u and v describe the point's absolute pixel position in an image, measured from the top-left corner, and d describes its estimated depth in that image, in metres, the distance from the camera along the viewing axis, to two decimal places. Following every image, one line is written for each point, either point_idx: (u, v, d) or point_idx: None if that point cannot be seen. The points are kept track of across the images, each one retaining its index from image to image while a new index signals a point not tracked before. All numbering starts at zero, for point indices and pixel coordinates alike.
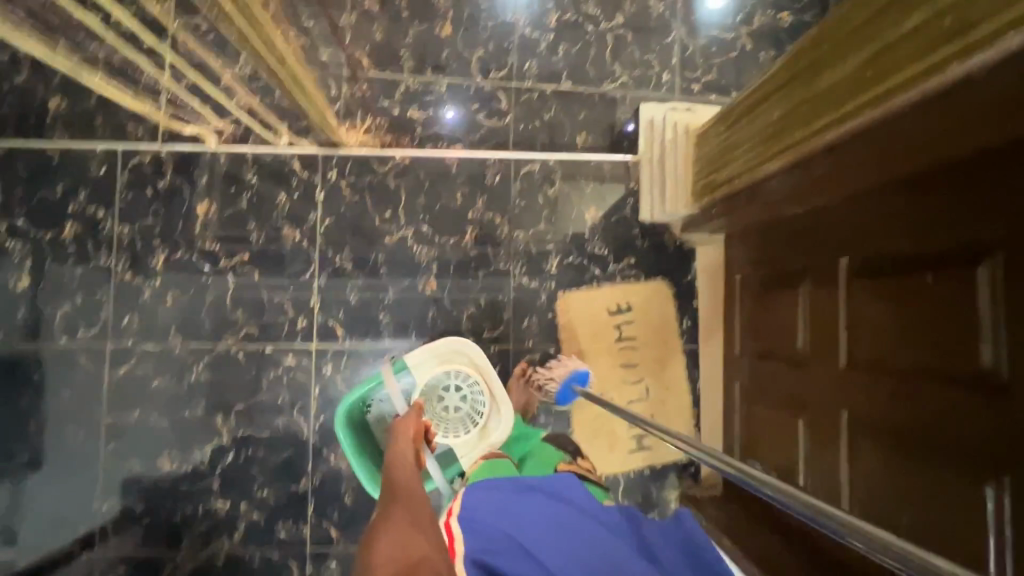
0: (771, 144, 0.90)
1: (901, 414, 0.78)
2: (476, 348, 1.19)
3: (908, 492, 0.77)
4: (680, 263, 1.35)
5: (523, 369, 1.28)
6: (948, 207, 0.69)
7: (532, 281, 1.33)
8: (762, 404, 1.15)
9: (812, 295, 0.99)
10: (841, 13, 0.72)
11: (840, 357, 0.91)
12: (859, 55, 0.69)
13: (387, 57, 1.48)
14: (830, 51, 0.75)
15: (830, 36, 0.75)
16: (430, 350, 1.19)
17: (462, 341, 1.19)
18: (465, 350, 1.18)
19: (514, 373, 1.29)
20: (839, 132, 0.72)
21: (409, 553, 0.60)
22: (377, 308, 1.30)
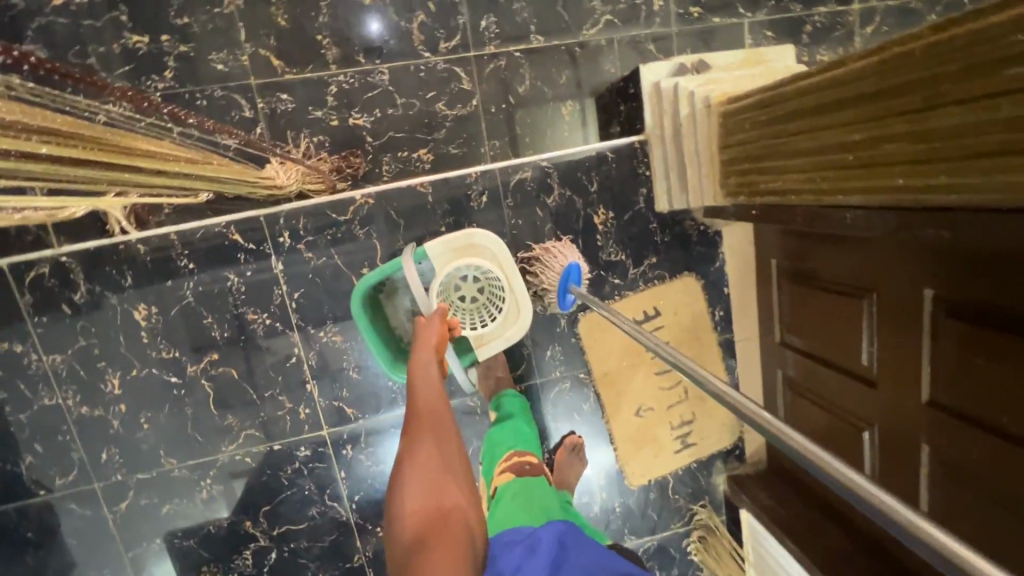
0: (849, 165, 0.70)
1: (1004, 476, 0.72)
2: (495, 240, 0.93)
3: (1007, 547, 0.74)
4: (706, 251, 1.20)
5: (575, 441, 1.21)
6: None
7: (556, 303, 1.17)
8: (811, 403, 1.10)
9: (878, 313, 0.88)
10: (971, 31, 0.51)
11: (918, 389, 0.83)
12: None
13: (302, 49, 1.12)
14: (972, 85, 0.53)
15: (966, 50, 0.52)
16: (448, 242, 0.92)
17: (480, 233, 0.93)
18: (485, 244, 0.93)
19: (563, 442, 1.22)
20: (976, 198, 0.55)
21: (438, 503, 0.60)
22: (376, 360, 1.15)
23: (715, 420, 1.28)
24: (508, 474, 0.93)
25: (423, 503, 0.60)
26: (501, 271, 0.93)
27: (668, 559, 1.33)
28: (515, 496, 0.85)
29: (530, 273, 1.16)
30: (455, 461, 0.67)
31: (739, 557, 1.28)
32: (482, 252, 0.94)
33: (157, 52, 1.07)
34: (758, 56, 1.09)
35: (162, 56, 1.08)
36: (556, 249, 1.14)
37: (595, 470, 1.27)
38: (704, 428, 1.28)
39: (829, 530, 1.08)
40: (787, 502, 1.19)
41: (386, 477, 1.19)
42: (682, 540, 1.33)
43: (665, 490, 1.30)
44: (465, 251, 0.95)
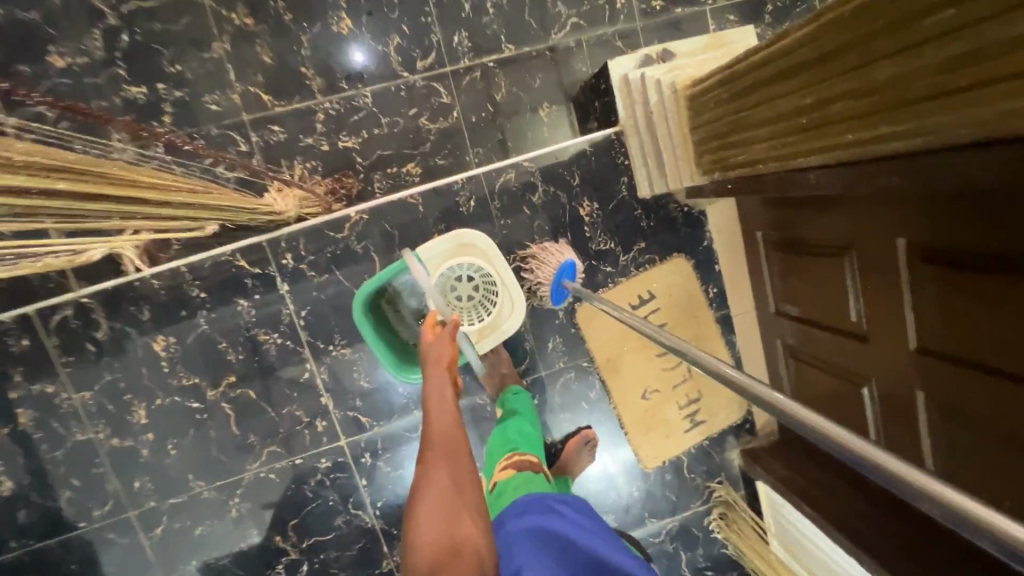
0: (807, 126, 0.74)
1: (997, 410, 0.74)
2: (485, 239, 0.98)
3: (1011, 481, 0.75)
4: (692, 231, 1.23)
5: (590, 435, 1.24)
6: None
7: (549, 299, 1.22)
8: (813, 367, 1.12)
9: (860, 270, 0.91)
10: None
11: (906, 338, 0.86)
12: (954, 40, 0.51)
13: (288, 82, 1.19)
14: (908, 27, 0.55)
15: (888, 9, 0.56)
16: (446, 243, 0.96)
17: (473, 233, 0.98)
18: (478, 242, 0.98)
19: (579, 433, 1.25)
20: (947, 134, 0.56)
21: (453, 537, 0.57)
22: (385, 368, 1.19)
23: (721, 396, 1.30)
24: (508, 471, 0.92)
25: (441, 529, 0.58)
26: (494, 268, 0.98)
27: (692, 539, 1.34)
28: (513, 496, 0.85)
29: (526, 269, 1.20)
30: (469, 488, 0.64)
31: (760, 527, 1.30)
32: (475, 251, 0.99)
33: (155, 100, 1.15)
34: (720, 40, 1.14)
35: (160, 103, 1.15)
36: (557, 244, 1.19)
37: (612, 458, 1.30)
38: (712, 405, 1.30)
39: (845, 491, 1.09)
40: (801, 469, 1.20)
41: (406, 481, 1.23)
42: (703, 519, 1.35)
43: (680, 469, 1.32)
44: (456, 249, 1.00)
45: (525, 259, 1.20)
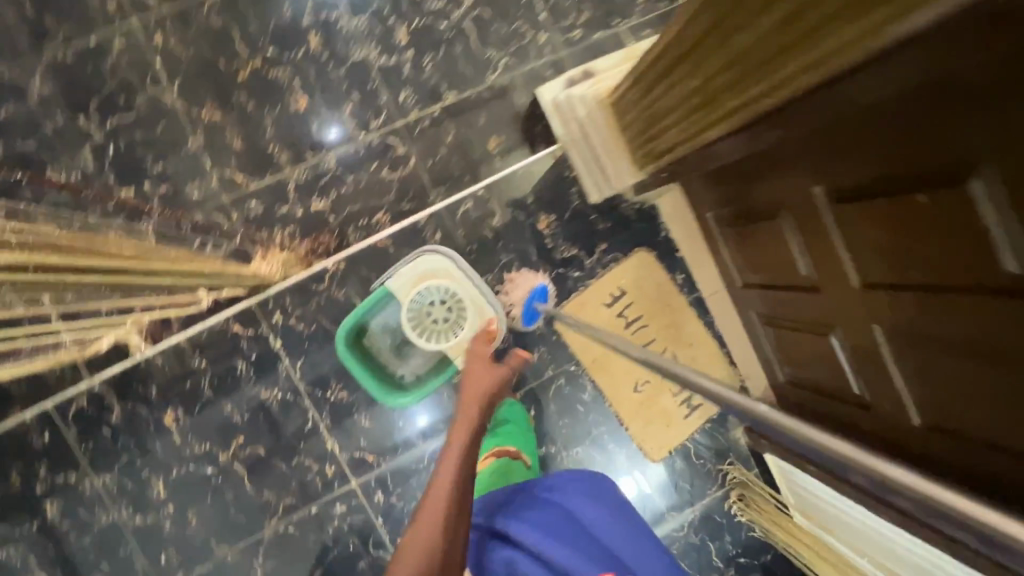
0: (709, 96, 0.82)
1: (939, 324, 0.77)
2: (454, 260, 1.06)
3: (974, 392, 0.76)
4: (648, 225, 1.31)
5: None
6: (918, 126, 0.64)
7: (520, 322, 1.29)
8: (787, 330, 1.16)
9: (795, 225, 0.97)
10: None
11: (850, 277, 0.90)
12: None
13: (258, 161, 1.31)
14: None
15: None
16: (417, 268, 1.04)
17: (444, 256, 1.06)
18: (448, 265, 1.05)
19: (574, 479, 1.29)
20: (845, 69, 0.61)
21: None
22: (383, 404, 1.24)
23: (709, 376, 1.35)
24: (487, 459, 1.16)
25: (439, 533, 0.69)
26: (463, 288, 1.05)
27: (717, 528, 1.34)
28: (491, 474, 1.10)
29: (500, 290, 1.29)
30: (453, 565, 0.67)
31: (780, 502, 1.27)
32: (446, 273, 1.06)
33: (143, 199, 1.28)
34: (635, 51, 1.25)
35: (147, 201, 1.28)
36: (529, 270, 1.29)
37: (643, 479, 1.32)
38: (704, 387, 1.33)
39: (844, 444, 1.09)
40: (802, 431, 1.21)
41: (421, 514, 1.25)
42: (723, 505, 1.34)
43: (689, 457, 1.33)
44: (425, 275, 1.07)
45: (505, 282, 1.28)
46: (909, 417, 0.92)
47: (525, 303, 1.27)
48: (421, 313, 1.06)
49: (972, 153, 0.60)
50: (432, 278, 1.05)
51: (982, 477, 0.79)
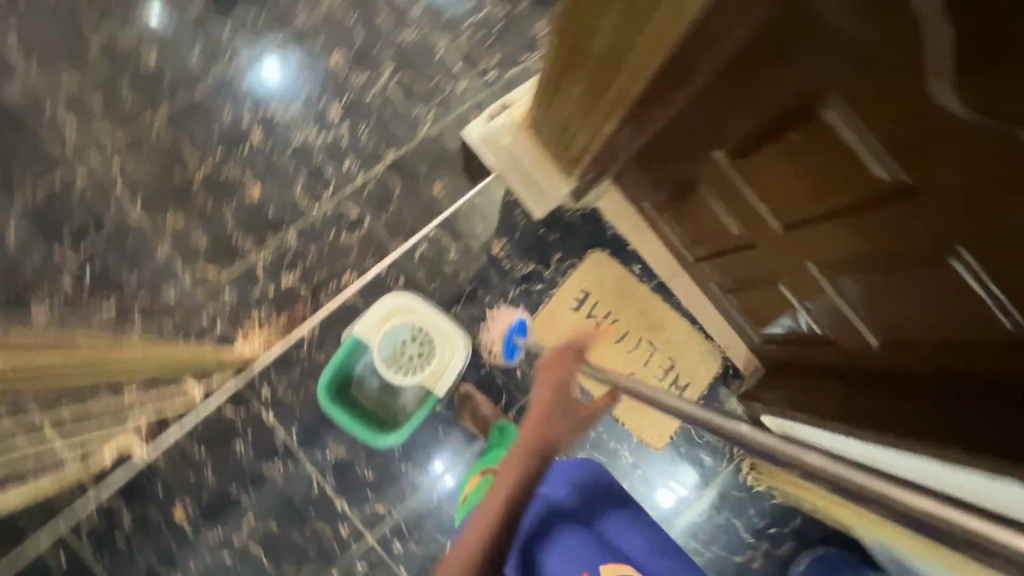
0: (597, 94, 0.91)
1: (853, 243, 0.84)
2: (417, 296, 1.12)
3: (903, 296, 0.82)
4: (596, 227, 1.39)
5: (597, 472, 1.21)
6: (771, 77, 0.73)
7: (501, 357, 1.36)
8: (741, 292, 1.22)
9: (712, 193, 1.05)
10: None
11: (771, 225, 0.98)
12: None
13: (225, 252, 1.40)
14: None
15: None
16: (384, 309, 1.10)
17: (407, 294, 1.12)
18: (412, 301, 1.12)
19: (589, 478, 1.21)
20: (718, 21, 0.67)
21: None
22: (383, 454, 1.27)
23: (691, 354, 1.38)
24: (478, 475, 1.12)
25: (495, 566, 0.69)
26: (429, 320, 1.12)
27: (739, 502, 1.34)
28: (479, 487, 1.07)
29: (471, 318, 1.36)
30: None
31: None
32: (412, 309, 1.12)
33: (124, 310, 1.36)
34: None
35: (129, 312, 1.36)
36: (506, 307, 1.37)
37: (681, 486, 1.35)
38: (688, 365, 1.38)
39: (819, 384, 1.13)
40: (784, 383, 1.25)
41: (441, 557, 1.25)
42: (738, 477, 1.35)
43: (692, 437, 1.35)
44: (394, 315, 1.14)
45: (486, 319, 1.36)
46: (863, 340, 0.97)
47: (506, 338, 1.35)
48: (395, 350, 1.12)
49: (818, 87, 0.69)
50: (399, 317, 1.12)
51: (934, 374, 0.83)
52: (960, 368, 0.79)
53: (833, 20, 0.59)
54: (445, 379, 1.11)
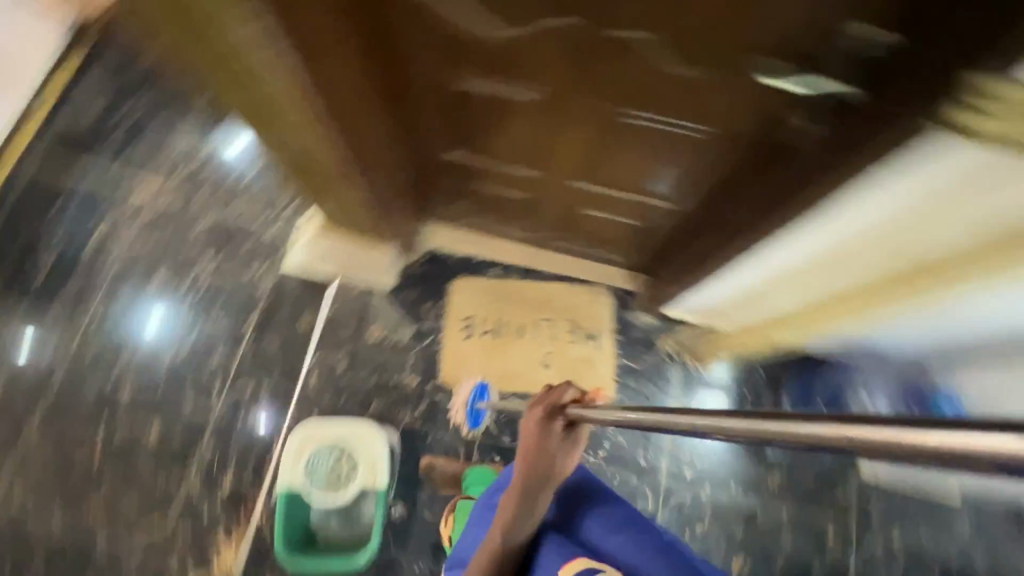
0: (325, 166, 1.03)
1: (577, 148, 0.96)
2: (324, 420, 1.35)
3: (636, 159, 0.94)
4: (441, 263, 1.50)
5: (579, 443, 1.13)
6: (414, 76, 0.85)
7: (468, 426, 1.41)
8: (569, 234, 1.33)
9: (477, 179, 1.16)
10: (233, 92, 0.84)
11: (527, 175, 1.10)
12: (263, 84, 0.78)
13: (159, 496, 1.41)
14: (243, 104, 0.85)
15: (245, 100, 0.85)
16: (302, 441, 1.32)
17: (315, 422, 1.34)
18: (322, 425, 1.34)
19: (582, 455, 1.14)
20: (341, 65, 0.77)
21: None
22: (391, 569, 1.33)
23: (583, 303, 1.47)
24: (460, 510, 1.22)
25: None
26: (342, 433, 1.34)
27: (703, 391, 1.44)
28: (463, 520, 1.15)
29: (392, 405, 1.41)
30: None
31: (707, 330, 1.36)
32: (326, 431, 1.35)
33: None
34: None
35: None
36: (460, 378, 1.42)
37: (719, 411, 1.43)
38: (588, 315, 1.47)
39: (669, 258, 1.24)
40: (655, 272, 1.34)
41: None
42: (689, 373, 1.45)
43: (629, 370, 1.44)
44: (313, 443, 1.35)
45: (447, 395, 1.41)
46: (655, 204, 1.09)
47: (469, 406, 1.41)
48: (327, 470, 1.32)
49: (444, 66, 0.81)
50: (317, 442, 1.33)
51: (707, 186, 0.96)
52: (710, 172, 0.91)
53: (387, 21, 0.72)
54: (377, 469, 1.33)
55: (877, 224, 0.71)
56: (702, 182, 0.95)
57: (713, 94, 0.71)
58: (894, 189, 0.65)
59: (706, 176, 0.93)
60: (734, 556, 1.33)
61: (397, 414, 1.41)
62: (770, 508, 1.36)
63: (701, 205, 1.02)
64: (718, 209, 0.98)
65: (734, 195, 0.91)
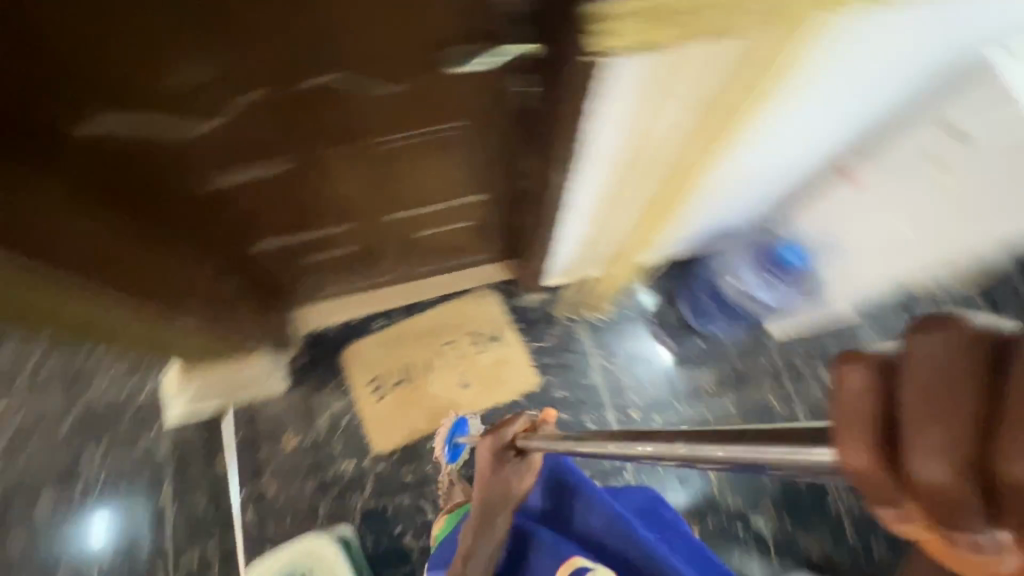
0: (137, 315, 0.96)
1: (365, 190, 0.96)
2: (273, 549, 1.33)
3: (422, 177, 0.95)
4: (323, 342, 1.46)
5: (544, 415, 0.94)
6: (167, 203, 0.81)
7: (451, 461, 1.34)
8: (421, 255, 1.35)
9: (303, 248, 1.15)
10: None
11: (343, 227, 1.10)
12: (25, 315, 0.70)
13: None
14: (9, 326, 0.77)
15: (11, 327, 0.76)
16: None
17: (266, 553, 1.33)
18: (273, 553, 1.33)
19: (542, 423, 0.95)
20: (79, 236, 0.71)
21: None
22: None
23: (471, 312, 1.48)
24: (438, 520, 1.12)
25: None
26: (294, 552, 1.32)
27: (617, 335, 1.45)
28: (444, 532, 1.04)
29: (339, 498, 1.36)
30: None
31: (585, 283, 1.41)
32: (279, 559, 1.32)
33: None
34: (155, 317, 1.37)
35: None
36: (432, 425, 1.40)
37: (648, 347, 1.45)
38: (481, 320, 1.47)
39: (513, 232, 1.29)
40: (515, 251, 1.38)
41: None
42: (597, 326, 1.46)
43: (543, 350, 1.45)
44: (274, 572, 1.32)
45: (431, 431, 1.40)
46: (470, 204, 1.11)
47: (449, 440, 1.35)
48: None
49: (185, 180, 0.78)
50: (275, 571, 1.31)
51: (497, 172, 0.99)
52: (489, 160, 0.94)
53: (100, 171, 0.68)
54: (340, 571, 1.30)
55: (645, 139, 0.76)
56: (491, 171, 0.98)
57: (434, 96, 0.73)
58: (629, 112, 0.70)
59: (490, 164, 0.95)
60: None
61: (348, 504, 1.35)
62: (716, 406, 1.42)
63: (506, 187, 1.05)
64: (518, 185, 1.02)
65: (518, 166, 0.95)
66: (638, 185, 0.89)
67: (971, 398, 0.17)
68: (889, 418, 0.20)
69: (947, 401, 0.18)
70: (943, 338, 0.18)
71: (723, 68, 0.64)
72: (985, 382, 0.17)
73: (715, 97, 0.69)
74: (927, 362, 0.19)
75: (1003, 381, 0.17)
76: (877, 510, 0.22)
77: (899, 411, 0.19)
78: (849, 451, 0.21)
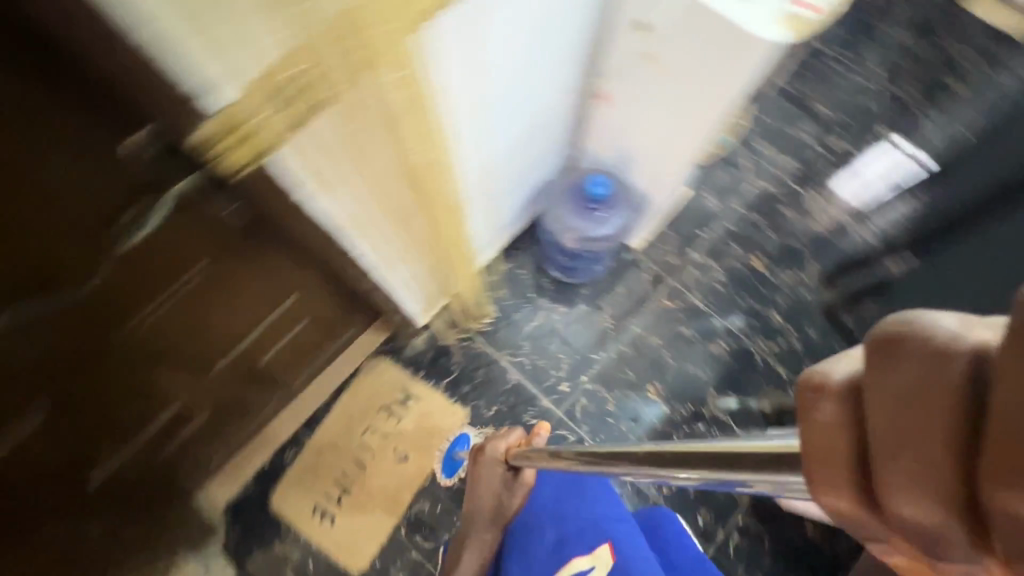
0: None
1: (159, 366, 0.85)
2: None
3: (210, 322, 0.86)
4: (246, 505, 1.34)
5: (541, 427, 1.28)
6: None
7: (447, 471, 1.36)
8: (285, 372, 1.24)
9: (148, 448, 1.02)
10: None
11: (169, 405, 0.97)
12: None
13: None
14: None
15: None
16: None
17: None
18: None
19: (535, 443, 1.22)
20: None
21: None
22: None
23: (370, 388, 1.42)
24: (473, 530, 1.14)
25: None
26: None
27: (510, 329, 1.45)
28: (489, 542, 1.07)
29: None
30: None
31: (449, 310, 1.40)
32: None
33: None
34: None
35: None
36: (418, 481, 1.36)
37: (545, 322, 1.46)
38: (384, 390, 1.42)
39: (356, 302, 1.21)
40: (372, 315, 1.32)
41: None
42: (489, 333, 1.45)
43: (455, 381, 1.42)
44: None
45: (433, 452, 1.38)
46: (290, 309, 1.01)
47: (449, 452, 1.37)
48: None
49: None
50: None
51: (288, 273, 0.90)
52: (269, 271, 0.85)
53: None
54: None
55: (382, 179, 0.71)
56: (280, 277, 0.89)
57: (147, 261, 0.64)
58: (335, 165, 0.64)
59: (273, 274, 0.87)
60: (649, 387, 1.43)
61: None
62: (627, 334, 1.47)
63: (310, 279, 0.96)
64: (316, 270, 0.94)
65: (301, 259, 0.88)
66: (414, 216, 0.84)
67: (928, 436, 0.16)
68: (855, 450, 0.19)
69: (902, 444, 0.17)
70: (898, 366, 0.18)
71: (394, 95, 0.60)
72: (938, 413, 0.16)
73: (411, 131, 0.67)
74: (898, 372, 0.17)
75: (949, 409, 0.16)
76: (863, 543, 0.21)
77: (872, 439, 0.18)
78: (830, 494, 0.20)
